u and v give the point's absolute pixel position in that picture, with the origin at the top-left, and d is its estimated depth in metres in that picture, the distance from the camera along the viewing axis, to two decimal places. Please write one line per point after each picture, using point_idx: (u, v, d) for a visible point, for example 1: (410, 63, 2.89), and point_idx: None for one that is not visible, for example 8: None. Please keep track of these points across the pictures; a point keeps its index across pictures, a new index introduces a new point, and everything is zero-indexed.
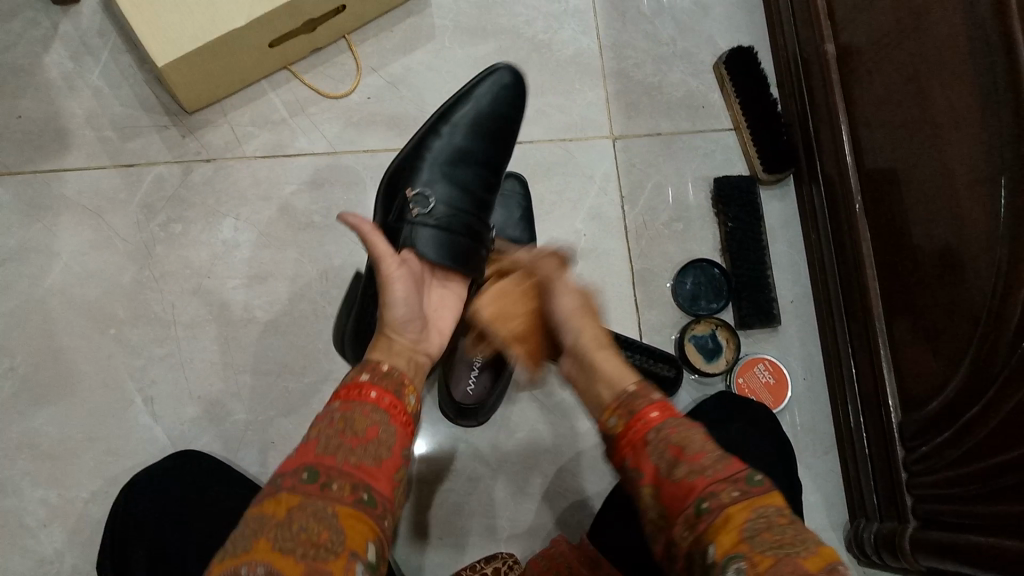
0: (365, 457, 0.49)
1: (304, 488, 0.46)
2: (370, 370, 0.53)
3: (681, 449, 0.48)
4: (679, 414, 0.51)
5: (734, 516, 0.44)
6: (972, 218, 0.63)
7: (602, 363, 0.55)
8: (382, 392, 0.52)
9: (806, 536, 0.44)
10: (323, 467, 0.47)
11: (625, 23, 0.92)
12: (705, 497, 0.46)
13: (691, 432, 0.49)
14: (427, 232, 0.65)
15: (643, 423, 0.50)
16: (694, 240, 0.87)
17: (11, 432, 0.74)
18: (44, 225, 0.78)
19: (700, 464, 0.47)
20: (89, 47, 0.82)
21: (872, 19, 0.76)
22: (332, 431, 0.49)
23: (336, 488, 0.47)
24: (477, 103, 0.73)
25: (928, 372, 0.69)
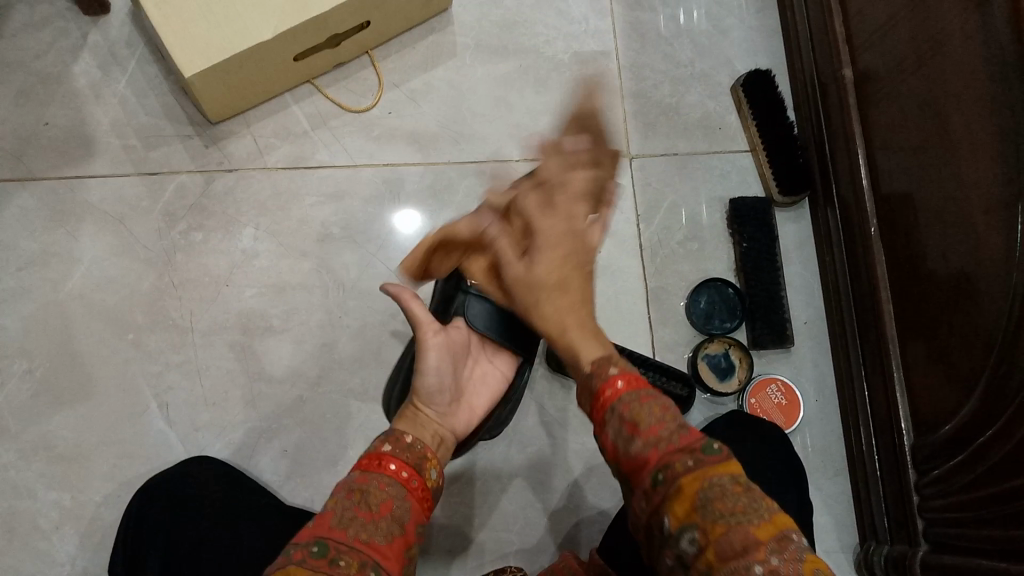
0: (377, 532, 0.48)
1: (313, 563, 0.44)
2: (392, 442, 0.54)
3: (636, 425, 0.50)
4: (640, 386, 0.53)
5: (686, 485, 0.45)
6: (988, 243, 0.63)
7: (581, 343, 0.57)
8: (402, 466, 0.53)
9: (758, 505, 0.44)
10: (333, 541, 0.46)
11: (644, 44, 0.93)
12: (662, 468, 0.47)
13: (651, 404, 0.51)
14: (479, 303, 0.68)
15: (604, 399, 0.53)
16: (708, 259, 0.87)
17: (28, 433, 0.75)
18: (68, 231, 0.80)
19: (655, 437, 0.49)
20: (116, 56, 0.84)
21: (889, 44, 0.77)
22: (347, 503, 0.49)
23: (344, 565, 0.45)
24: None
25: (941, 396, 0.69)
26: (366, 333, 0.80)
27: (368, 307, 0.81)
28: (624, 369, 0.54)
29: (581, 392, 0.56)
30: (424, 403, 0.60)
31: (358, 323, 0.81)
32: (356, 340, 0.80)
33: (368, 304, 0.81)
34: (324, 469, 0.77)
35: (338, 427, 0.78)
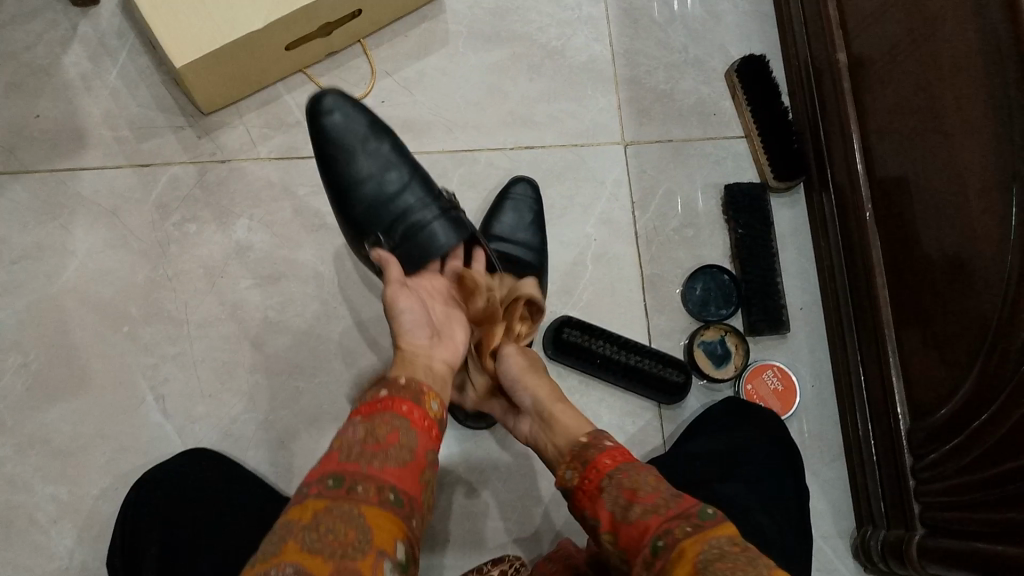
0: (390, 457, 0.49)
1: (331, 493, 0.47)
2: (388, 386, 0.53)
3: (634, 492, 0.51)
4: (633, 458, 0.54)
5: (686, 551, 0.46)
6: (983, 226, 0.63)
7: (565, 416, 0.58)
8: (400, 400, 0.52)
9: (757, 562, 0.45)
10: (348, 472, 0.48)
11: (637, 30, 0.92)
12: (661, 534, 0.48)
13: (646, 474, 0.52)
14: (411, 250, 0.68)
15: (597, 471, 0.53)
16: (704, 246, 0.87)
17: (23, 427, 0.74)
18: (60, 224, 0.79)
19: (653, 505, 0.50)
20: (107, 47, 0.83)
21: (883, 28, 0.77)
22: (354, 439, 0.50)
23: (362, 491, 0.47)
24: (337, 125, 0.73)
25: (936, 380, 0.70)
26: (362, 323, 0.80)
27: (363, 298, 0.81)
28: (618, 445, 0.55)
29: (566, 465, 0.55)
30: (410, 345, 0.57)
31: (355, 313, 0.80)
32: (353, 331, 0.80)
33: (364, 294, 0.81)
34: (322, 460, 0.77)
35: (334, 418, 0.78)
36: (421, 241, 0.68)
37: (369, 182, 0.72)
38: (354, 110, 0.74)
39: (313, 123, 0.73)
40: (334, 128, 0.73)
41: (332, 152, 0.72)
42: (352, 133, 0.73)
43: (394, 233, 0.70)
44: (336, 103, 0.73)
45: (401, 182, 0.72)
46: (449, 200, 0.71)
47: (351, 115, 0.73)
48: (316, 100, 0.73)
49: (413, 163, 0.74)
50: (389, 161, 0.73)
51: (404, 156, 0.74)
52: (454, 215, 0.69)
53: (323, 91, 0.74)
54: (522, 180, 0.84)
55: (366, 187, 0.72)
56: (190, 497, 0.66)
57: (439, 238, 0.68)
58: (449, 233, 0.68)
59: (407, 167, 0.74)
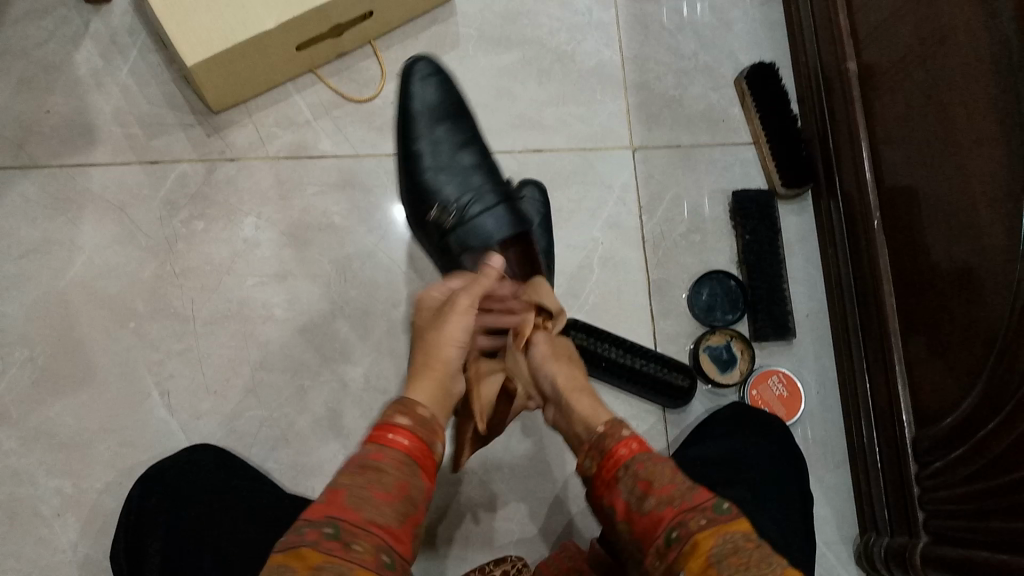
0: (394, 515, 0.47)
1: (328, 546, 0.44)
2: (407, 415, 0.52)
3: (649, 483, 0.50)
4: (650, 447, 0.53)
5: (702, 544, 0.46)
6: (992, 236, 0.63)
7: (581, 403, 0.58)
8: (414, 440, 0.51)
9: (771, 560, 0.46)
10: (348, 523, 0.45)
11: (647, 35, 0.93)
12: (675, 526, 0.48)
13: (662, 464, 0.51)
14: (471, 227, 0.73)
15: (614, 460, 0.52)
16: (711, 251, 0.87)
17: (28, 421, 0.74)
18: (69, 219, 0.80)
19: (668, 495, 0.49)
20: (119, 44, 0.84)
21: (893, 36, 0.77)
22: (361, 481, 0.48)
23: (359, 549, 0.45)
24: (425, 95, 0.81)
25: (942, 389, 0.69)
26: (368, 322, 0.80)
27: (370, 297, 0.81)
28: (636, 434, 0.54)
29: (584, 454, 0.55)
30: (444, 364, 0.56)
31: (360, 312, 0.81)
32: (358, 330, 0.80)
33: (370, 294, 0.81)
34: (325, 458, 0.77)
35: (338, 417, 0.78)
36: (472, 225, 0.73)
37: (435, 159, 0.79)
38: (445, 85, 0.82)
39: (402, 89, 0.82)
40: (412, 94, 0.81)
41: (413, 119, 0.80)
42: (426, 108, 0.81)
43: (455, 208, 0.75)
44: (422, 74, 0.82)
45: (467, 167, 0.79)
46: (508, 190, 0.77)
47: (436, 88, 0.82)
48: (410, 67, 0.82)
49: (482, 153, 0.81)
50: (458, 144, 0.80)
51: (476, 143, 0.81)
52: (508, 203, 0.75)
53: (415, 57, 0.83)
54: (531, 183, 0.84)
55: (436, 159, 0.79)
56: (188, 495, 0.66)
57: (489, 226, 0.73)
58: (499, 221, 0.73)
59: (475, 155, 0.80)
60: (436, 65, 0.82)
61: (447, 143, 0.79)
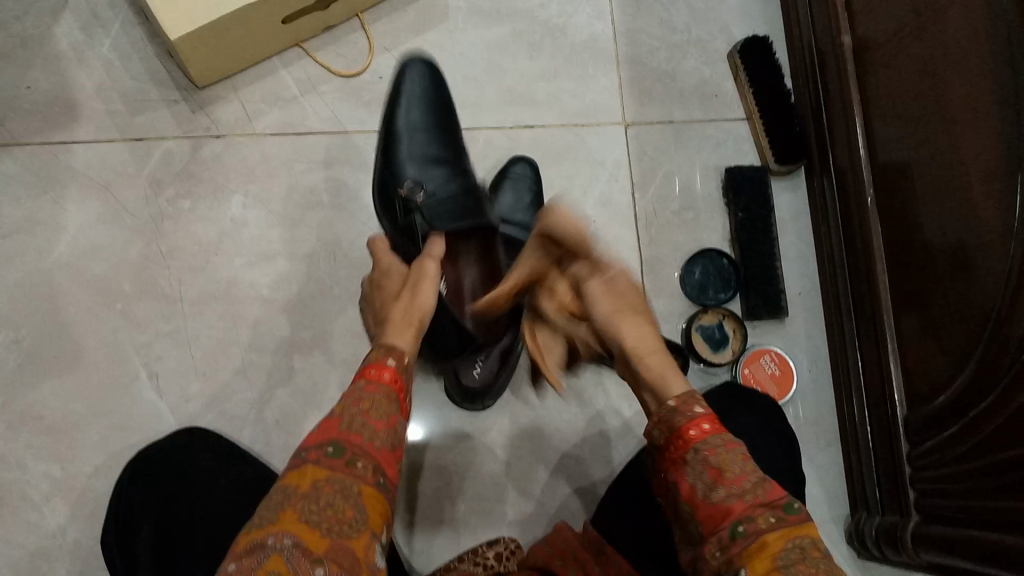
0: (385, 443, 0.50)
1: (330, 463, 0.47)
2: (397, 356, 0.53)
3: (720, 472, 0.49)
4: (727, 431, 0.51)
5: (768, 545, 0.45)
6: (986, 215, 0.63)
7: (668, 377, 0.52)
8: (397, 377, 0.53)
9: (836, 570, 0.45)
10: (349, 444, 0.48)
11: (639, 8, 0.91)
12: (742, 520, 0.47)
13: (735, 451, 0.50)
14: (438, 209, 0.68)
15: (684, 440, 0.50)
16: (703, 229, 0.86)
17: (15, 404, 0.74)
18: (52, 198, 0.78)
19: (740, 488, 0.48)
20: (99, 18, 0.82)
21: (889, 11, 0.76)
22: (356, 409, 0.50)
23: (360, 467, 0.48)
24: (419, 88, 0.79)
25: (935, 367, 0.69)
26: (358, 302, 0.80)
27: (360, 277, 0.80)
28: (711, 413, 0.51)
29: (654, 425, 0.52)
30: (423, 309, 0.57)
31: (350, 292, 0.80)
32: (349, 310, 0.79)
33: (360, 273, 0.80)
34: None
35: (330, 398, 0.77)
36: (440, 206, 0.68)
37: (418, 147, 0.76)
38: (438, 84, 0.81)
39: (394, 83, 0.80)
40: (403, 87, 0.79)
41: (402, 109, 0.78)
42: (417, 100, 0.79)
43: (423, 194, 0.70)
44: (416, 70, 0.80)
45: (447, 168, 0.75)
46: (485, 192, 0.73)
47: (430, 85, 0.80)
48: (406, 63, 0.81)
49: (461, 158, 0.78)
50: (443, 141, 0.77)
51: (459, 149, 0.78)
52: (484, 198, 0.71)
53: (409, 57, 0.81)
54: (522, 159, 0.83)
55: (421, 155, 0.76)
56: (165, 489, 0.65)
57: (460, 208, 0.68)
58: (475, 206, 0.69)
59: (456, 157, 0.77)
60: (431, 66, 0.81)
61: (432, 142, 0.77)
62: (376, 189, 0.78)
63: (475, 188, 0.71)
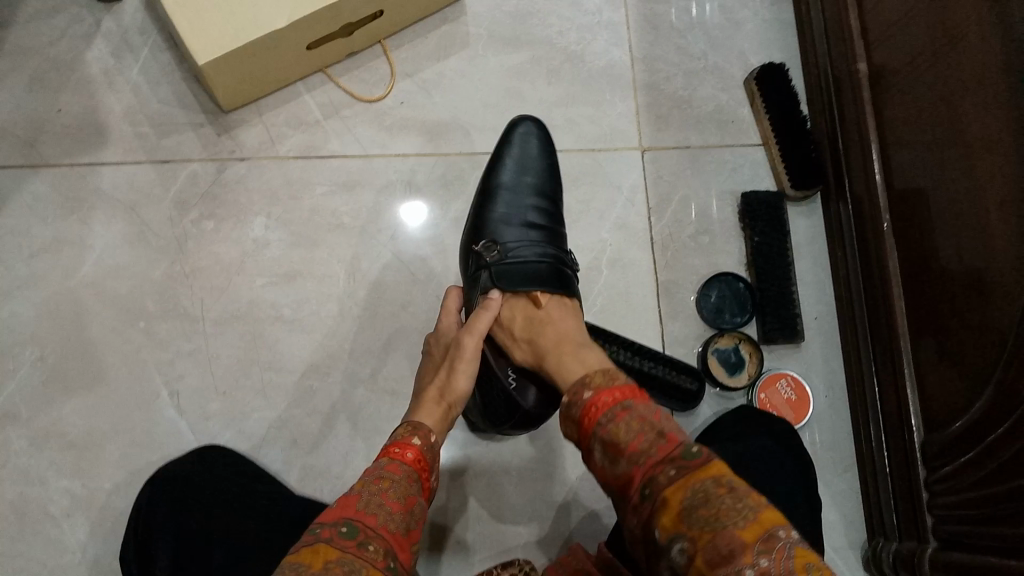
0: (401, 525, 0.52)
1: (343, 543, 0.48)
2: (421, 436, 0.58)
3: (619, 444, 0.54)
4: (628, 399, 0.56)
5: (670, 497, 0.50)
6: (1002, 240, 0.63)
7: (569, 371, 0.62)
8: (419, 456, 0.56)
9: (741, 505, 0.48)
10: (362, 525, 0.50)
11: (657, 36, 0.93)
12: (646, 482, 0.52)
13: (626, 420, 0.54)
14: (507, 272, 0.70)
15: (590, 418, 0.56)
16: (720, 254, 0.87)
17: (39, 420, 0.75)
18: (79, 218, 0.80)
19: (635, 453, 0.53)
20: (129, 44, 0.84)
21: (905, 38, 0.76)
22: (375, 489, 0.52)
23: (372, 550, 0.49)
24: (525, 148, 0.79)
25: (953, 393, 0.69)
26: (377, 323, 0.81)
27: (378, 298, 0.81)
28: (599, 389, 0.57)
29: (567, 421, 0.59)
30: (457, 394, 0.62)
31: (369, 313, 0.81)
32: (368, 330, 0.80)
33: (379, 294, 0.81)
34: (332, 459, 0.77)
35: (347, 417, 0.78)
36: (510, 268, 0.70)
37: (508, 202, 0.76)
38: (546, 149, 0.80)
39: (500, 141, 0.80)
40: (511, 145, 0.79)
41: (500, 164, 0.78)
42: (522, 159, 0.78)
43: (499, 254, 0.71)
44: (524, 130, 0.80)
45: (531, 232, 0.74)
46: (563, 262, 0.73)
47: (532, 146, 0.79)
48: (516, 121, 0.81)
49: (553, 225, 0.76)
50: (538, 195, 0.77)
51: (551, 209, 0.77)
52: (561, 272, 0.72)
53: (524, 115, 0.81)
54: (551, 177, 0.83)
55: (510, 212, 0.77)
56: (182, 498, 0.66)
57: (531, 278, 0.70)
58: (544, 283, 0.70)
59: (544, 215, 0.77)
60: (541, 127, 0.81)
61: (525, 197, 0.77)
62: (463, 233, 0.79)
63: (556, 260, 0.72)
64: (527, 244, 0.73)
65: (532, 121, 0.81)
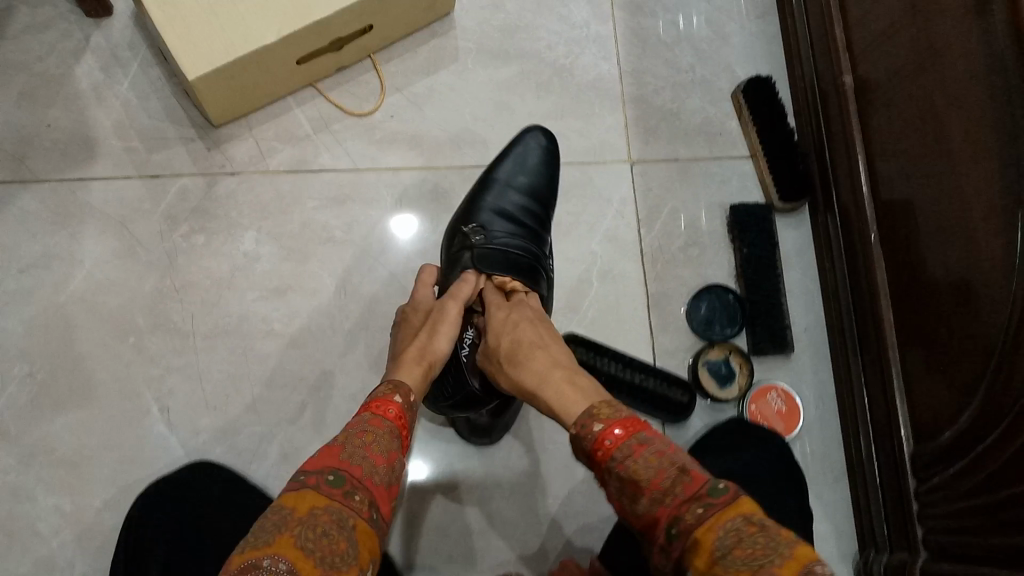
0: (384, 478, 0.52)
1: (330, 492, 0.49)
2: (402, 394, 0.58)
3: (638, 481, 0.52)
4: (643, 432, 0.54)
5: (702, 539, 0.47)
6: (989, 250, 0.64)
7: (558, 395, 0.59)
8: (401, 413, 0.57)
9: (776, 542, 0.46)
10: (349, 476, 0.50)
11: (645, 49, 0.93)
12: (673, 522, 0.49)
13: (645, 455, 0.52)
14: (488, 253, 0.72)
15: (603, 452, 0.54)
16: (709, 265, 0.87)
17: (27, 436, 0.74)
18: (69, 233, 0.80)
19: (659, 491, 0.51)
20: (119, 58, 0.84)
21: (890, 51, 0.77)
22: (359, 442, 0.52)
23: (357, 501, 0.49)
24: (526, 150, 0.82)
25: (941, 402, 0.70)
26: (368, 337, 0.81)
27: (369, 311, 0.81)
28: (608, 421, 0.55)
29: (576, 452, 0.57)
30: (436, 355, 0.64)
31: (360, 326, 0.81)
32: (359, 344, 0.80)
33: (370, 307, 0.81)
34: None
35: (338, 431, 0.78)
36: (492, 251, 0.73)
37: (500, 198, 0.78)
38: (548, 157, 0.82)
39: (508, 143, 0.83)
40: (514, 148, 0.82)
41: (498, 164, 0.81)
42: (525, 159, 0.81)
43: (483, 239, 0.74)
44: (533, 136, 0.83)
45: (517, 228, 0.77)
46: (541, 262, 0.76)
47: (534, 153, 0.82)
48: (524, 130, 0.83)
49: (542, 229, 0.79)
50: (529, 195, 0.79)
51: (542, 210, 0.80)
52: (538, 269, 0.74)
53: (532, 126, 0.84)
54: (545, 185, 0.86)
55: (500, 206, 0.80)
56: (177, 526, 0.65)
57: (507, 264, 0.72)
58: (518, 272, 0.72)
59: (535, 217, 0.79)
60: (550, 138, 0.83)
61: (517, 196, 0.79)
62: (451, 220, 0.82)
63: (534, 256, 0.75)
64: (511, 237, 0.76)
65: (538, 131, 0.83)
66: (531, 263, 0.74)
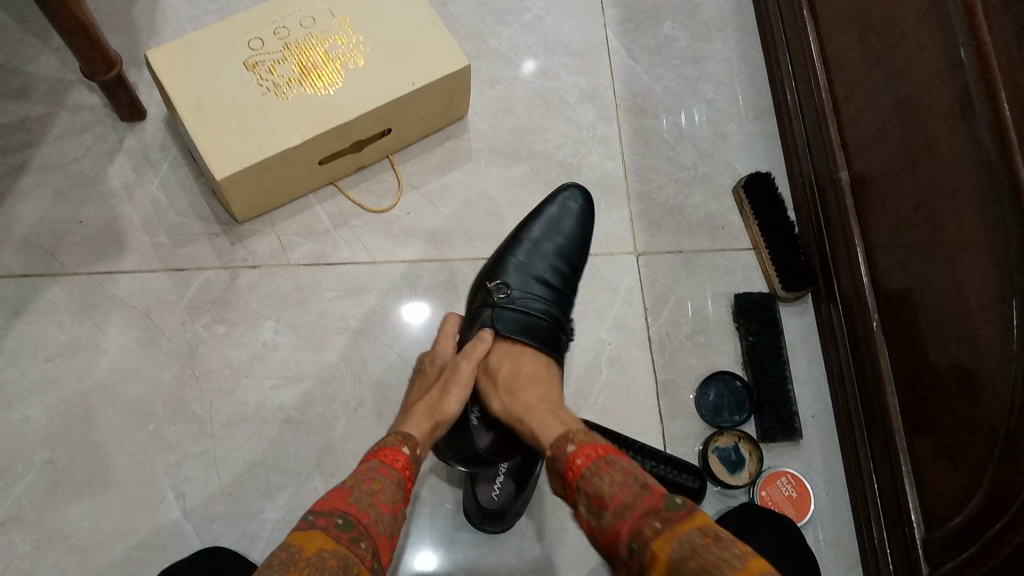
0: (387, 527, 0.54)
1: (338, 534, 0.50)
2: (409, 446, 0.61)
3: (603, 498, 0.57)
4: (609, 454, 0.60)
5: (660, 551, 0.52)
6: (987, 339, 0.66)
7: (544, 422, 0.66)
8: (406, 465, 0.60)
9: (728, 554, 0.50)
10: (356, 521, 0.52)
11: (648, 148, 0.98)
12: (635, 536, 0.54)
13: (609, 474, 0.58)
14: (505, 315, 0.76)
15: (573, 471, 0.60)
16: (716, 352, 0.89)
17: (44, 523, 0.75)
18: (95, 323, 0.83)
19: (620, 506, 0.56)
20: (151, 159, 0.89)
21: (882, 149, 0.81)
22: (367, 489, 0.55)
23: (362, 547, 0.51)
24: (559, 210, 0.84)
25: (950, 489, 0.70)
26: (382, 423, 0.82)
27: (383, 399, 0.83)
28: (581, 444, 0.61)
29: (552, 477, 0.63)
30: (445, 415, 0.66)
31: (374, 414, 0.82)
32: (372, 431, 0.82)
33: (385, 395, 0.83)
34: None
35: None
36: (508, 313, 0.76)
37: (528, 255, 0.81)
38: (582, 217, 0.85)
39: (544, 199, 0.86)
40: (549, 205, 0.85)
41: (531, 220, 0.84)
42: (559, 218, 0.84)
43: (503, 299, 0.77)
44: (569, 196, 0.85)
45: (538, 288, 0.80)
46: (562, 325, 0.78)
47: (568, 213, 0.84)
48: (561, 189, 0.86)
49: (565, 288, 0.81)
50: (558, 254, 0.82)
51: (570, 271, 0.82)
52: (554, 335, 0.77)
53: (571, 185, 0.86)
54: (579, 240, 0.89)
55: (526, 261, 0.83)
56: None
57: (527, 329, 0.76)
58: (538, 338, 0.76)
59: (560, 277, 0.82)
60: (587, 199, 0.86)
61: (544, 253, 0.82)
62: (482, 267, 0.85)
63: (555, 320, 0.78)
64: (532, 297, 0.78)
65: (574, 190, 0.86)
66: (547, 329, 0.77)
